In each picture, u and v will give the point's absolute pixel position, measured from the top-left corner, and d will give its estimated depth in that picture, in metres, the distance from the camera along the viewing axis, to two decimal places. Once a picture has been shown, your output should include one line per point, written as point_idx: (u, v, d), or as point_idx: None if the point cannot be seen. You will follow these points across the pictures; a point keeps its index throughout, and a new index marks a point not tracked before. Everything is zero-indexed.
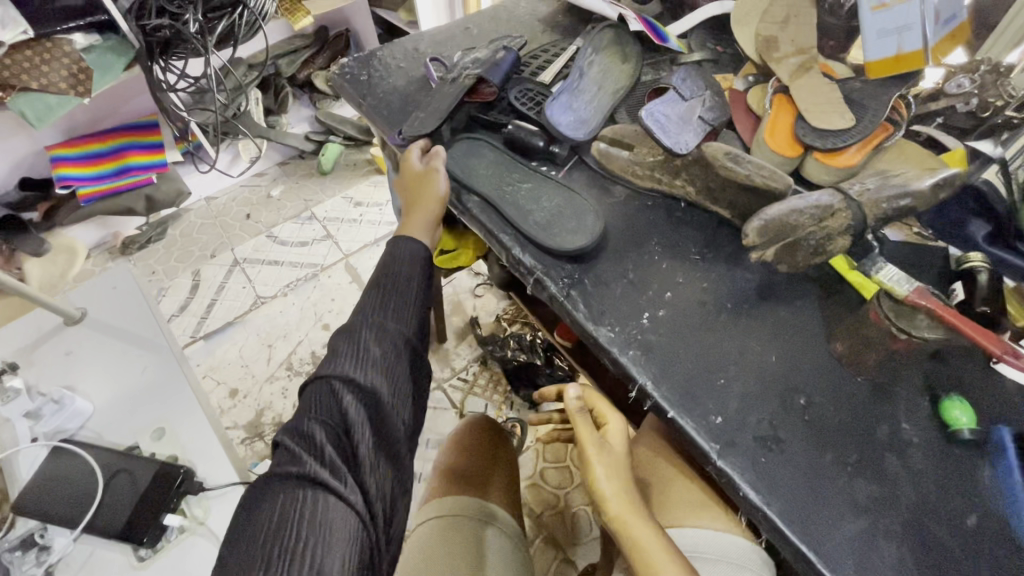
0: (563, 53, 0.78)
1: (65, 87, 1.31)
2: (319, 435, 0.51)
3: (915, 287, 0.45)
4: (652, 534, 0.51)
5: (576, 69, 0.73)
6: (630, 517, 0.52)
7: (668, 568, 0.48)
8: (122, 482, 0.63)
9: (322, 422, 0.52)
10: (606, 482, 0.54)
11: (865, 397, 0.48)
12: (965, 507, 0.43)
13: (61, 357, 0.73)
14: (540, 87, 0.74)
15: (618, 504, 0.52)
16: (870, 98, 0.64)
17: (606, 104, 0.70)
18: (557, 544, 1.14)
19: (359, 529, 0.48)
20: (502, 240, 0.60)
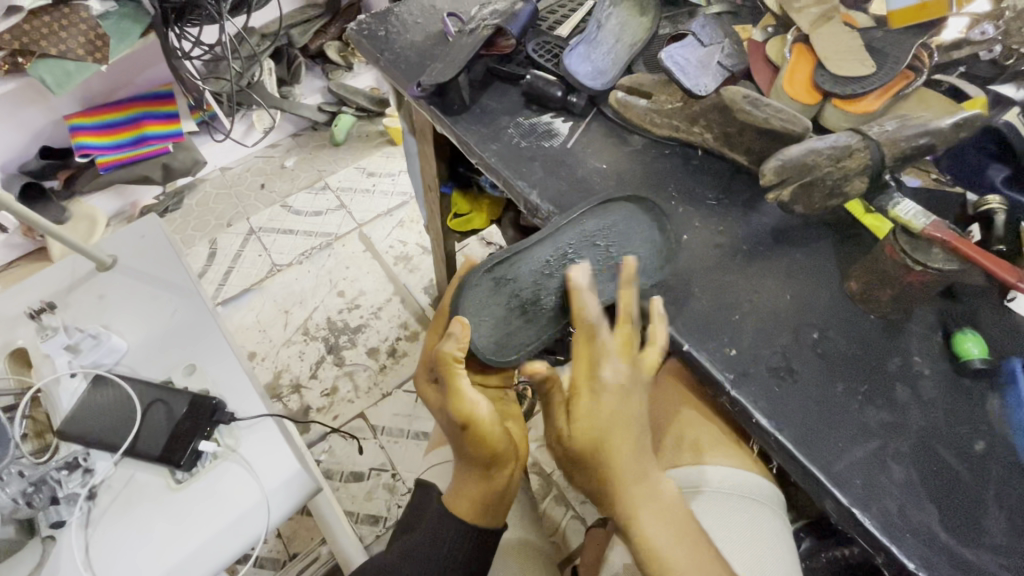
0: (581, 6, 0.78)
1: (83, 53, 1.32)
2: None
3: (931, 221, 0.45)
4: (658, 520, 0.46)
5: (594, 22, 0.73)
6: (634, 504, 0.46)
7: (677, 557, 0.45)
8: (159, 414, 0.58)
9: None
10: (616, 470, 0.46)
11: (877, 332, 0.49)
12: (973, 433, 0.44)
13: (93, 299, 0.67)
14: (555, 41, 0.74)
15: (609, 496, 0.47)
16: (893, 46, 0.64)
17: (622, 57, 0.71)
18: (567, 501, 1.18)
19: None
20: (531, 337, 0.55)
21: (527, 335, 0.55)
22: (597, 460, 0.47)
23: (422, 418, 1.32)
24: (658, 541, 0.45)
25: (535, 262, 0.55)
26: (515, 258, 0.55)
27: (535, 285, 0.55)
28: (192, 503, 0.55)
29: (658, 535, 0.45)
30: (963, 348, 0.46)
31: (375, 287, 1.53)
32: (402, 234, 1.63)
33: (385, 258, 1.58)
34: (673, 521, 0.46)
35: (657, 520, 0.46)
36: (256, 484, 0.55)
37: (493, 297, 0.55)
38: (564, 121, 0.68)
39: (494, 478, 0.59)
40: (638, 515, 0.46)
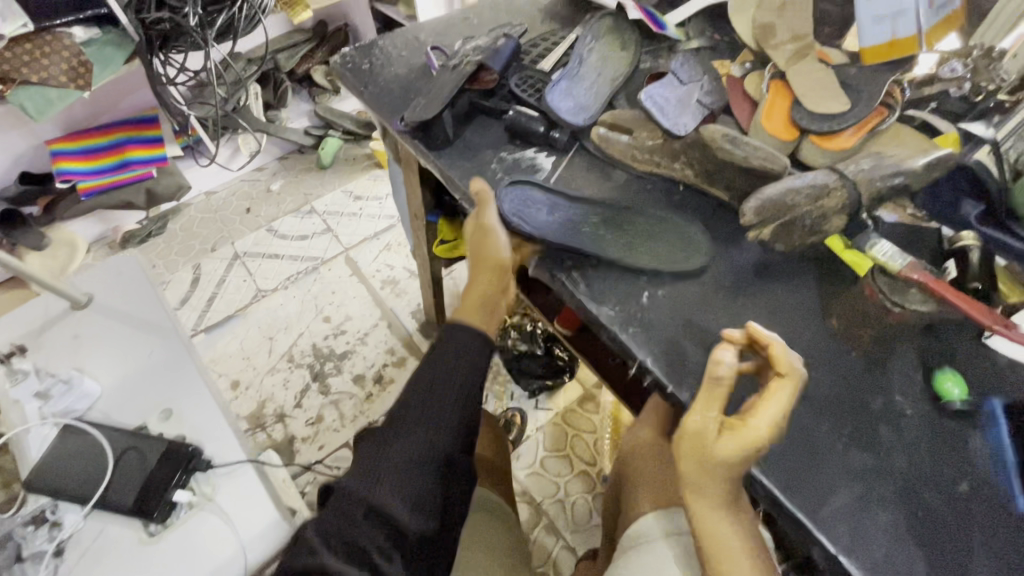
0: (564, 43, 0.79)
1: (65, 80, 1.31)
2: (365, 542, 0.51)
3: (909, 263, 0.49)
4: (730, 522, 0.44)
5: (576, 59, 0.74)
6: (711, 509, 0.44)
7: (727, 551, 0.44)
8: (133, 461, 0.58)
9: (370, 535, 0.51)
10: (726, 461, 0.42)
11: (860, 370, 0.49)
12: (957, 475, 0.44)
13: (67, 340, 0.65)
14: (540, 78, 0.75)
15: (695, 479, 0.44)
16: (866, 83, 0.65)
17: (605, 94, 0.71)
18: (558, 530, 1.16)
19: None
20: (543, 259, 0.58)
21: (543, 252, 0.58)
22: (691, 463, 0.44)
23: None
24: (724, 542, 0.44)
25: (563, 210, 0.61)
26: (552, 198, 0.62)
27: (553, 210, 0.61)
28: (158, 561, 0.54)
29: (729, 541, 0.44)
30: (944, 389, 0.47)
31: (361, 311, 1.52)
32: (389, 257, 1.63)
33: (372, 282, 1.57)
34: (743, 546, 0.44)
35: (733, 535, 0.44)
36: (231, 536, 0.55)
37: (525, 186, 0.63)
38: (547, 156, 0.68)
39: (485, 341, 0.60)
40: (709, 521, 0.44)
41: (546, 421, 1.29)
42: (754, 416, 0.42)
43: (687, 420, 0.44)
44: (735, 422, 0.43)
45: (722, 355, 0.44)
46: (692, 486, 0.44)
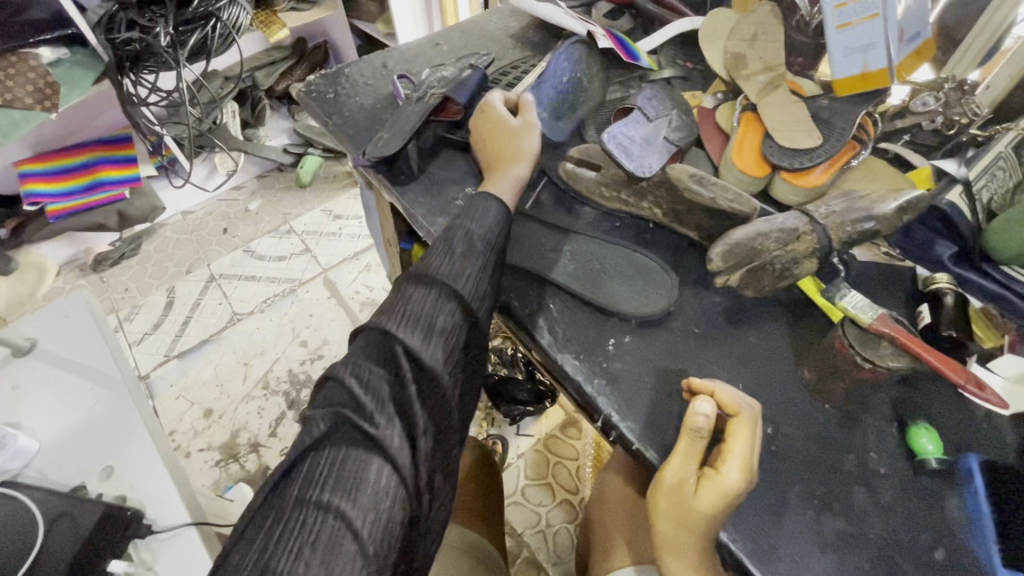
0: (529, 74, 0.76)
1: (31, 102, 1.28)
2: (379, 376, 0.46)
3: (880, 315, 0.44)
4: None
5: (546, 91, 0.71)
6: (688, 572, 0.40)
7: None
8: (64, 529, 0.50)
9: (380, 370, 0.46)
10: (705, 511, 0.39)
11: (832, 425, 0.47)
12: (933, 541, 0.41)
13: (5, 392, 0.60)
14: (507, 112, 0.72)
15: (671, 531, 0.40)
16: (838, 117, 0.64)
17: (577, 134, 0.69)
18: (539, 564, 1.12)
19: (403, 498, 0.42)
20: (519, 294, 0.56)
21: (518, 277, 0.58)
22: (667, 514, 0.40)
23: None
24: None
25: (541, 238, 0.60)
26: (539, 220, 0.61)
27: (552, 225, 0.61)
28: None
29: None
30: (918, 445, 0.44)
31: (340, 335, 1.49)
32: (369, 278, 1.60)
33: (350, 305, 1.54)
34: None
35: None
36: None
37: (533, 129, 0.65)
38: (515, 192, 0.65)
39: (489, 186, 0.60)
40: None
41: (528, 448, 1.26)
42: (727, 468, 0.40)
43: (665, 471, 0.41)
44: (709, 472, 0.40)
45: (700, 406, 0.41)
46: (667, 546, 0.40)
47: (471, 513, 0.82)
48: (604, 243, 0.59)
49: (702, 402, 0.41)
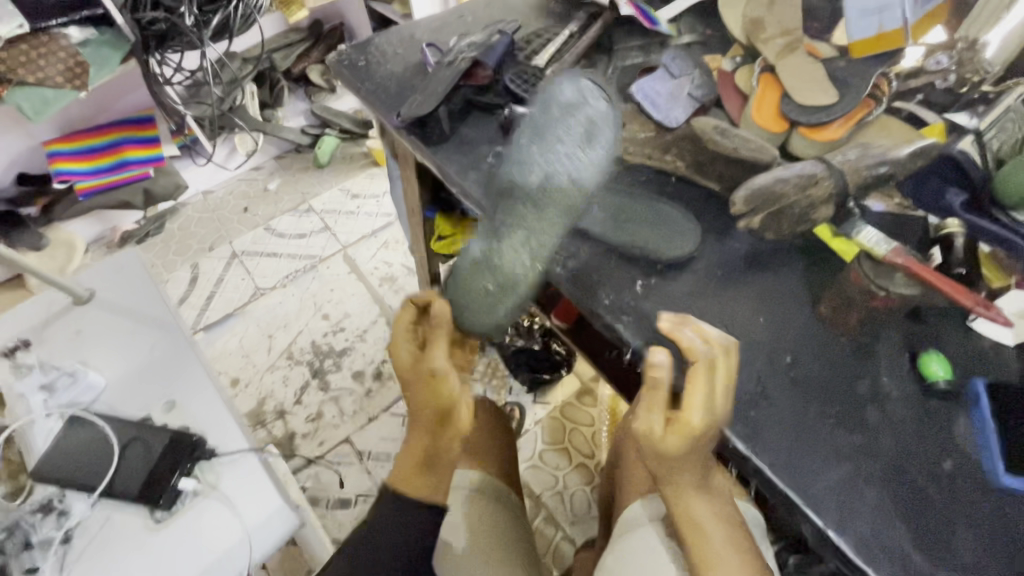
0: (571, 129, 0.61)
1: (61, 81, 1.30)
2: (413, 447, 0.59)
3: (893, 248, 0.49)
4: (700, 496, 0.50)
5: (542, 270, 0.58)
6: (685, 494, 0.49)
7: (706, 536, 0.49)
8: (136, 452, 0.57)
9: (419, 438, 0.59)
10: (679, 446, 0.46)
11: (848, 355, 0.50)
12: (940, 453, 0.45)
13: (69, 336, 0.65)
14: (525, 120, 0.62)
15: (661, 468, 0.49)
16: (854, 76, 0.66)
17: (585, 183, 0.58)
18: (557, 522, 1.17)
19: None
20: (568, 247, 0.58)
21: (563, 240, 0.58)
22: (659, 454, 0.47)
23: None
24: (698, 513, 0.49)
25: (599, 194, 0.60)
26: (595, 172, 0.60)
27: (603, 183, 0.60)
28: (173, 541, 0.54)
29: (700, 521, 0.49)
30: (928, 369, 0.48)
31: (360, 309, 1.53)
32: (387, 254, 1.63)
33: (370, 280, 1.58)
34: (718, 509, 0.50)
35: (704, 503, 0.50)
36: (238, 522, 0.54)
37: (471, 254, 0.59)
38: None
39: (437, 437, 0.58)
40: (688, 498, 0.49)
41: (544, 415, 1.30)
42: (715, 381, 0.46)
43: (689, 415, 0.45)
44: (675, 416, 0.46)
45: (653, 358, 0.47)
46: (663, 476, 0.49)
47: (488, 457, 0.85)
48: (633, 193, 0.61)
49: (657, 355, 0.47)
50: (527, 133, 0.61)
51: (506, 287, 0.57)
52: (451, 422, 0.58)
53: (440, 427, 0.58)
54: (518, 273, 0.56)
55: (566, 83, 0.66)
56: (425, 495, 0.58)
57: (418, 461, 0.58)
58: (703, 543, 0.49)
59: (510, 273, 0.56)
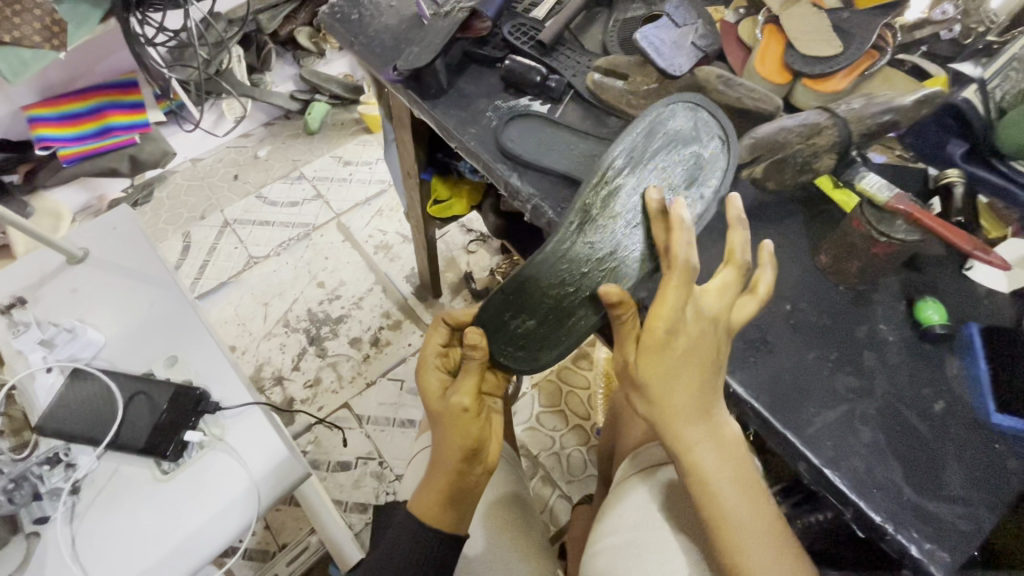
0: (669, 171, 0.54)
1: (40, 40, 1.25)
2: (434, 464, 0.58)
3: (895, 195, 0.50)
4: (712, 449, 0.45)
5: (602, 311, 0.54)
6: (695, 437, 0.45)
7: (734, 505, 0.44)
8: (141, 405, 0.57)
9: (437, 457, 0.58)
10: (678, 387, 0.44)
11: (846, 303, 0.51)
12: (934, 394, 0.46)
13: (66, 294, 0.65)
14: (625, 138, 0.53)
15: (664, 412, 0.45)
16: (858, 27, 0.65)
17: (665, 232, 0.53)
18: (554, 482, 1.20)
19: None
20: (614, 214, 0.53)
21: (612, 208, 0.53)
22: (651, 360, 0.45)
23: (407, 407, 1.32)
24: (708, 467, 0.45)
25: (662, 151, 0.54)
26: (656, 140, 0.54)
27: (665, 150, 0.54)
28: (182, 493, 0.54)
29: (715, 475, 0.44)
30: (924, 316, 0.49)
31: (356, 277, 1.52)
32: (382, 222, 1.61)
33: (365, 247, 1.57)
34: (732, 463, 0.45)
35: (717, 457, 0.45)
36: (245, 473, 0.55)
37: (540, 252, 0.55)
38: (542, 105, 0.68)
39: (469, 471, 0.57)
40: (695, 445, 0.45)
41: (541, 379, 1.32)
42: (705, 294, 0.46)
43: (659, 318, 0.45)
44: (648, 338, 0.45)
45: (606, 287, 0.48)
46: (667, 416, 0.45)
47: None
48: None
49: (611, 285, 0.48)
50: (621, 162, 0.53)
51: (562, 314, 0.55)
52: (478, 458, 0.58)
53: (467, 465, 0.57)
54: (567, 253, 0.53)
55: (683, 104, 0.56)
56: (445, 528, 0.57)
57: (448, 486, 0.57)
58: (722, 515, 0.44)
59: (564, 300, 0.54)
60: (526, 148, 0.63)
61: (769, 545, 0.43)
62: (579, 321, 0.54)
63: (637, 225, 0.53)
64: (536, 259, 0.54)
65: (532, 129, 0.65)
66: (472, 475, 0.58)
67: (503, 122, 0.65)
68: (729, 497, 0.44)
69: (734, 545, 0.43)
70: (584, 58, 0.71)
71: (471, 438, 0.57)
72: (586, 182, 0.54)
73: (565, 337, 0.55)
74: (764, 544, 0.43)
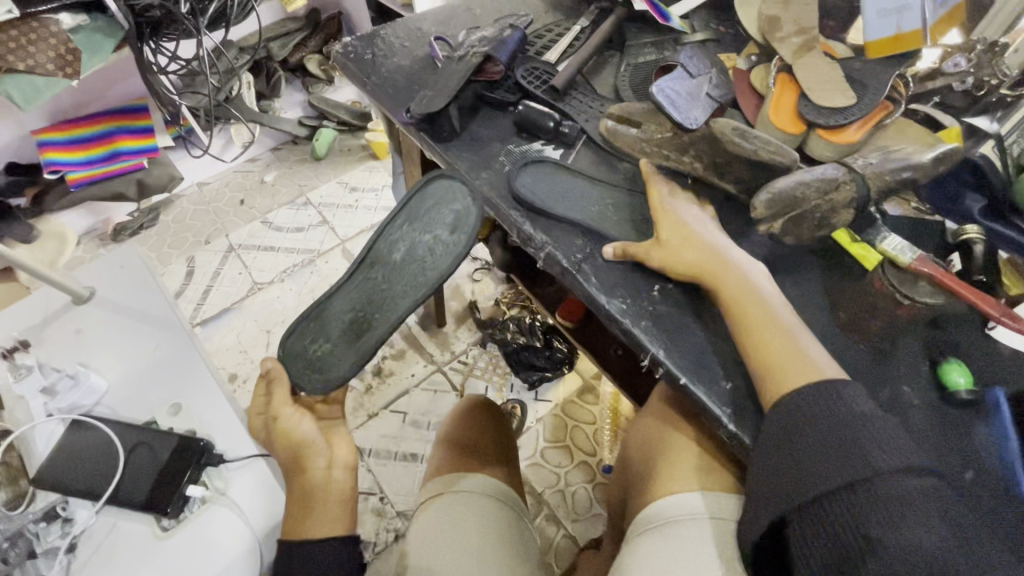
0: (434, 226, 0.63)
1: (53, 69, 1.25)
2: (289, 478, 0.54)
3: (918, 256, 0.50)
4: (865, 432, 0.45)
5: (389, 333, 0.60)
6: (733, 298, 0.51)
7: (801, 369, 0.47)
8: (142, 457, 0.56)
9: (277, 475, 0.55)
10: (701, 266, 0.53)
11: (868, 362, 0.50)
12: (963, 463, 0.45)
13: (71, 335, 0.64)
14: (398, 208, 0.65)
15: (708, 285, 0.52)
16: (870, 77, 0.66)
17: (430, 278, 0.61)
18: (558, 521, 1.17)
19: None
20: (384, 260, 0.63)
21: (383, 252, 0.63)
22: (682, 260, 0.54)
23: (409, 440, 1.29)
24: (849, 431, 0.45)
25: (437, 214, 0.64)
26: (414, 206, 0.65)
27: (434, 212, 0.64)
28: (179, 553, 0.52)
29: (780, 353, 0.48)
30: (950, 379, 0.47)
31: None
32: None
33: None
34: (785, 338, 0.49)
35: (772, 329, 0.49)
36: (247, 527, 0.53)
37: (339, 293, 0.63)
38: (555, 150, 0.68)
39: (308, 473, 0.54)
40: (756, 322, 0.49)
41: (546, 413, 1.30)
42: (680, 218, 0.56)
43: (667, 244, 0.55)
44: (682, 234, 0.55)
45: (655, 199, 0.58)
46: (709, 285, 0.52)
47: (486, 455, 0.82)
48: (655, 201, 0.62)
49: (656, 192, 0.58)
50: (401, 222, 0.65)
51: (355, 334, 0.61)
52: (307, 457, 0.54)
53: (299, 468, 0.54)
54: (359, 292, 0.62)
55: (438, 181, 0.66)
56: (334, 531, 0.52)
57: (302, 495, 0.53)
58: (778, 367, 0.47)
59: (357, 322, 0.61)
60: (537, 193, 0.62)
61: (835, 383, 0.46)
62: (368, 341, 0.60)
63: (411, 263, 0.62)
64: (336, 294, 0.63)
65: (543, 174, 0.64)
66: (315, 472, 0.54)
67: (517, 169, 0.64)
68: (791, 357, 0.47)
69: (807, 395, 0.46)
70: (596, 103, 0.72)
71: (300, 447, 0.55)
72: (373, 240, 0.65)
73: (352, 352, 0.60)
74: (832, 388, 0.46)
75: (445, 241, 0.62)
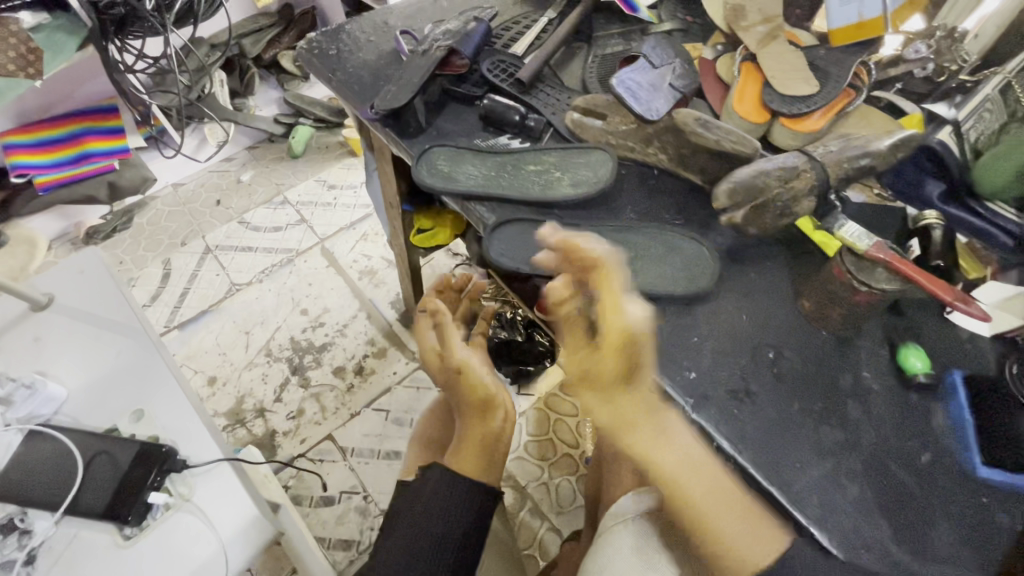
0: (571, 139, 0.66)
1: (14, 69, 1.18)
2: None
3: (874, 243, 0.48)
4: None
5: (484, 192, 0.62)
6: (642, 437, 0.45)
7: None
8: (102, 465, 0.55)
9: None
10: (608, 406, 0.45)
11: (829, 349, 0.51)
12: (919, 447, 0.46)
13: (28, 343, 0.62)
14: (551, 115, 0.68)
15: (617, 412, 0.45)
16: (834, 65, 0.66)
17: (548, 178, 0.62)
18: (543, 513, 1.17)
19: None
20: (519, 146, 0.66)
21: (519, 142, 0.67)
22: (592, 386, 0.45)
23: (392, 437, 1.30)
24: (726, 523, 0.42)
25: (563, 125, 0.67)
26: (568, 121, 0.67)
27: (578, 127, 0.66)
28: (142, 562, 0.51)
29: None
30: (907, 363, 0.48)
31: (340, 303, 1.49)
32: (366, 247, 1.59)
33: (349, 273, 1.55)
34: None
35: (676, 452, 0.44)
36: (214, 535, 0.52)
37: (471, 144, 0.67)
38: (521, 143, 0.67)
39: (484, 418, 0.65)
40: (655, 454, 0.44)
41: (529, 406, 1.30)
42: (609, 329, 0.44)
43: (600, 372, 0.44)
44: (597, 344, 0.45)
45: (553, 285, 0.48)
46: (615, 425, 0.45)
47: None
48: (626, 227, 0.58)
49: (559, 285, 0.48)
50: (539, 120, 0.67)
51: (457, 176, 0.63)
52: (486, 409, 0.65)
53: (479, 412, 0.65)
54: (481, 154, 0.65)
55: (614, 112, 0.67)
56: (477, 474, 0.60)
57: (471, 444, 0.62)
58: None
59: (476, 175, 0.63)
60: (516, 260, 0.57)
61: None
62: (466, 185, 0.62)
63: (537, 155, 0.64)
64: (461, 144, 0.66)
65: (521, 229, 0.59)
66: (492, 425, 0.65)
67: (504, 155, 0.65)
68: (696, 485, 0.43)
69: None
70: (564, 96, 0.71)
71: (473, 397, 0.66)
72: (518, 127, 0.67)
73: (455, 186, 0.62)
74: None
75: (576, 154, 0.64)
